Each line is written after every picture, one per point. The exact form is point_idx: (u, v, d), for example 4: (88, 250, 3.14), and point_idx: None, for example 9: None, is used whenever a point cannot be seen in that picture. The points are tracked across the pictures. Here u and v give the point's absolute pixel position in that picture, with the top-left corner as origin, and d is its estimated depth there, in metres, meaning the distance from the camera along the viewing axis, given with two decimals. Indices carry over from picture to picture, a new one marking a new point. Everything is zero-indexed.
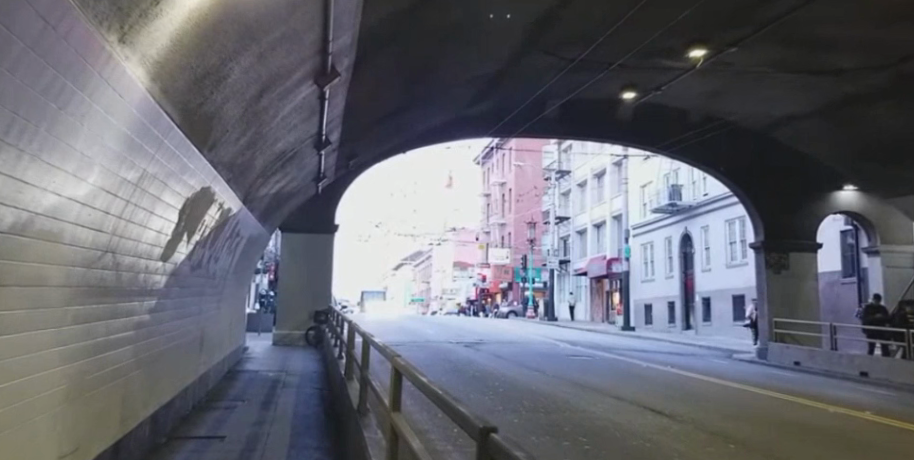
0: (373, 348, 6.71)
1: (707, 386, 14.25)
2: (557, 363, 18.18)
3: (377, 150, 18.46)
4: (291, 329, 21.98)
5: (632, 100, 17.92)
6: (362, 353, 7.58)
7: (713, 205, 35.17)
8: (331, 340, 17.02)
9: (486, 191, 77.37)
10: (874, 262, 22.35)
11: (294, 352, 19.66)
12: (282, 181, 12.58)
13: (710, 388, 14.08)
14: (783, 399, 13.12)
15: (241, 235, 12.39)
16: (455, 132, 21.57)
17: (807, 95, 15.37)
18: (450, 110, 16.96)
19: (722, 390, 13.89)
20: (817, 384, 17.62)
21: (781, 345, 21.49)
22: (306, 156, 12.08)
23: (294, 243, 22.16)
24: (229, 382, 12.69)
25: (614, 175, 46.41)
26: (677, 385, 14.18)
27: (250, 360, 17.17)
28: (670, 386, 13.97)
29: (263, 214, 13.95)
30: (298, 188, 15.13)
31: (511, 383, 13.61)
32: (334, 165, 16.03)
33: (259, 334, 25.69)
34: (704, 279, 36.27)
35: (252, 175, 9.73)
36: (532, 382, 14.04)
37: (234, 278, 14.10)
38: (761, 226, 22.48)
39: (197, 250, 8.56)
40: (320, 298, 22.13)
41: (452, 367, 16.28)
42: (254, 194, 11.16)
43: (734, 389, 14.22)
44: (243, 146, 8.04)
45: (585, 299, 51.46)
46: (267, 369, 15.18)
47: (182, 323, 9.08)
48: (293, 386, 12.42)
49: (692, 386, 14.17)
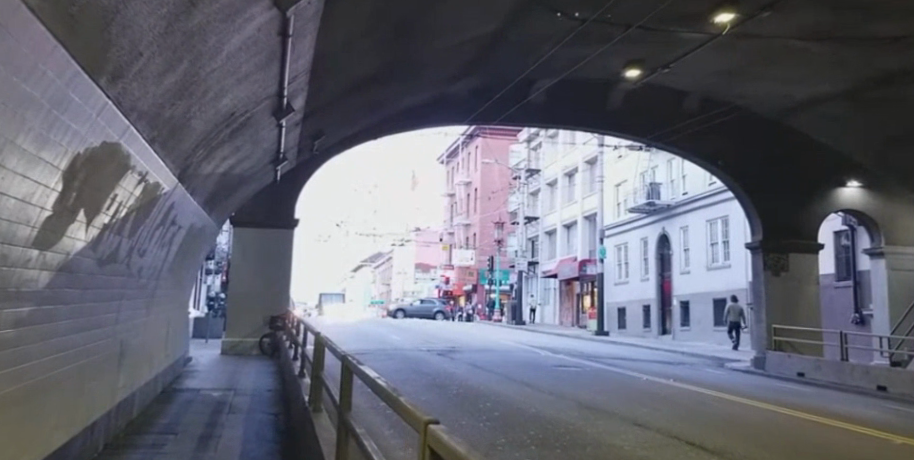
0: (374, 390, 4.51)
1: (731, 407, 12.42)
2: (546, 376, 16.15)
3: (344, 132, 16.33)
4: (241, 337, 19.49)
5: (633, 81, 16.04)
6: (342, 381, 5.38)
7: (693, 205, 33.55)
8: (289, 350, 14.72)
9: (450, 191, 75.48)
10: (878, 266, 20.57)
11: (245, 363, 17.32)
12: (232, 157, 10.31)
13: (734, 409, 12.25)
14: (824, 424, 11.43)
15: (178, 225, 10.07)
16: (431, 117, 19.60)
17: (837, 72, 13.61)
18: (429, 85, 14.91)
19: (748, 412, 12.06)
20: (832, 400, 15.90)
21: (781, 354, 19.76)
22: (263, 126, 9.86)
23: (247, 239, 19.80)
24: (160, 408, 10.36)
25: (585, 173, 44.79)
26: (695, 405, 12.32)
27: (193, 374, 14.84)
28: (688, 407, 12.02)
29: (208, 201, 11.68)
30: (253, 172, 12.89)
31: (508, 404, 11.53)
32: (296, 145, 13.83)
33: (207, 340, 23.20)
34: (681, 282, 34.70)
35: (189, 141, 7.50)
36: (527, 401, 11.98)
37: (171, 277, 11.78)
38: (759, 225, 20.69)
39: (106, 237, 6.31)
40: (277, 302, 19.76)
41: (430, 383, 14.14)
42: (195, 169, 8.91)
43: (760, 410, 12.44)
44: (173, 92, 5.80)
45: (553, 302, 49.79)
46: (212, 387, 12.85)
47: (87, 339, 6.86)
48: (242, 412, 10.17)
49: (713, 407, 12.29)
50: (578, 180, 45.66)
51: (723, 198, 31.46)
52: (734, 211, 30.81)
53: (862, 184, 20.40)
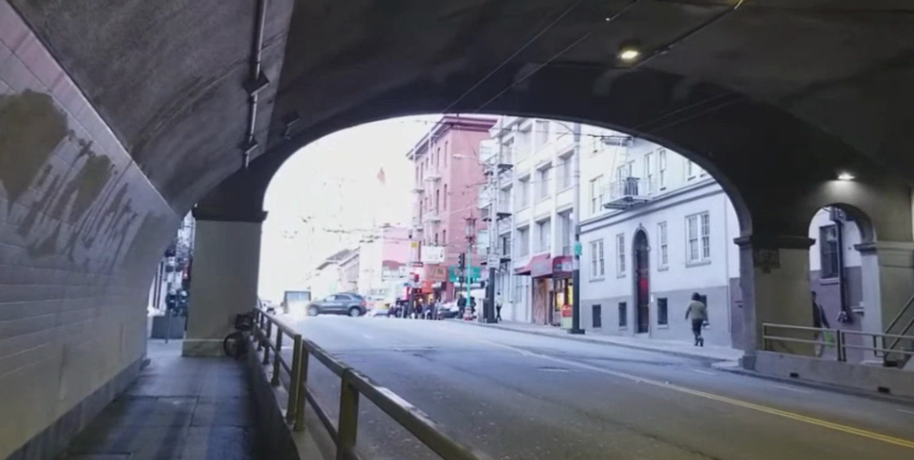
0: (418, 427, 3.47)
1: (741, 415, 11.62)
2: (534, 378, 15.12)
3: (319, 117, 15.21)
4: (204, 337, 18.17)
5: (629, 63, 15.35)
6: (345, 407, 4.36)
7: (671, 200, 32.86)
8: (258, 352, 13.52)
9: (419, 187, 74.49)
10: (870, 262, 20.11)
11: (209, 366, 16.06)
12: (195, 135, 9.13)
13: (747, 418, 11.42)
14: (850, 435, 10.67)
15: (132, 213, 8.86)
16: (411, 105, 18.56)
17: (846, 53, 12.82)
18: (412, 64, 13.84)
19: (762, 421, 11.25)
20: (833, 402, 15.11)
21: (772, 354, 19.00)
22: (232, 97, 8.69)
23: (209, 232, 18.50)
24: (112, 421, 9.15)
25: (559, 168, 44.09)
26: (703, 413, 11.46)
27: (151, 379, 13.57)
28: (699, 415, 11.18)
29: (167, 188, 10.48)
30: (219, 156, 11.71)
31: (507, 414, 10.56)
32: (266, 128, 12.64)
33: (166, 341, 21.81)
34: (658, 279, 34.02)
35: (144, 108, 6.33)
36: (524, 409, 11.02)
37: (124, 272, 10.53)
38: (749, 219, 19.86)
39: (40, 218, 5.18)
40: (242, 300, 18.49)
41: (413, 388, 13.05)
42: (152, 146, 7.74)
43: (773, 419, 11.65)
44: (122, 37, 4.66)
45: (525, 300, 49.01)
46: (171, 395, 11.65)
47: (18, 344, 5.66)
48: (207, 426, 8.98)
49: (722, 415, 11.47)
50: (552, 176, 44.91)
51: (702, 193, 30.79)
52: (714, 206, 30.13)
53: (854, 177, 19.83)
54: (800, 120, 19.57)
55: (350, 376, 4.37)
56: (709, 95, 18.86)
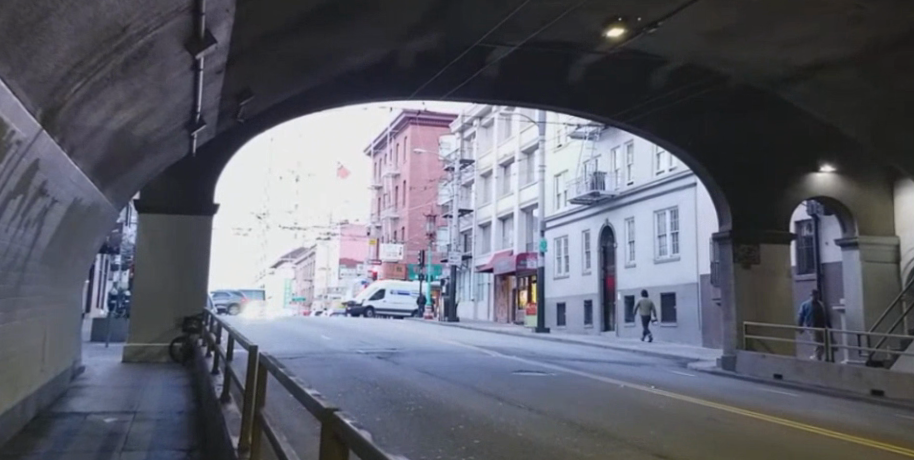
0: None
1: (749, 429, 10.67)
2: (512, 384, 13.97)
3: (276, 98, 13.91)
4: (149, 342, 16.64)
5: (614, 43, 14.46)
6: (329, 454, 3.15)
7: (639, 195, 32.08)
8: (207, 359, 12.11)
9: (376, 183, 73.14)
10: (851, 256, 19.41)
11: (151, 374, 14.57)
12: (129, 106, 7.79)
13: (754, 431, 10.50)
14: (873, 448, 9.77)
15: (51, 198, 7.49)
16: (375, 90, 17.33)
17: (847, 29, 11.97)
18: (380, 37, 12.63)
19: (773, 435, 10.30)
20: (825, 405, 14.27)
21: (753, 355, 18.15)
22: (171, 61, 7.40)
23: (155, 227, 16.96)
24: (27, 446, 7.74)
25: (522, 163, 43.21)
26: (707, 428, 10.48)
27: (84, 391, 12.09)
28: (704, 431, 10.21)
29: (98, 171, 9.09)
30: (160, 137, 10.34)
31: (496, 433, 9.44)
32: (216, 107, 11.30)
33: (106, 345, 20.14)
34: (625, 276, 33.21)
35: (51, 58, 5.03)
36: (518, 427, 9.95)
37: (44, 269, 9.09)
38: (728, 214, 19.02)
39: None
40: (191, 302, 16.97)
41: (383, 399, 11.80)
42: (68, 117, 6.40)
43: (780, 432, 10.74)
44: None
45: (487, 298, 48.01)
46: (104, 412, 10.19)
47: None
48: (141, 451, 7.61)
49: (729, 430, 10.51)
50: (515, 171, 44.07)
51: (671, 188, 30.01)
52: (683, 202, 29.39)
53: (836, 169, 19.07)
54: (783, 107, 18.73)
55: (339, 422, 3.08)
56: (689, 81, 17.98)
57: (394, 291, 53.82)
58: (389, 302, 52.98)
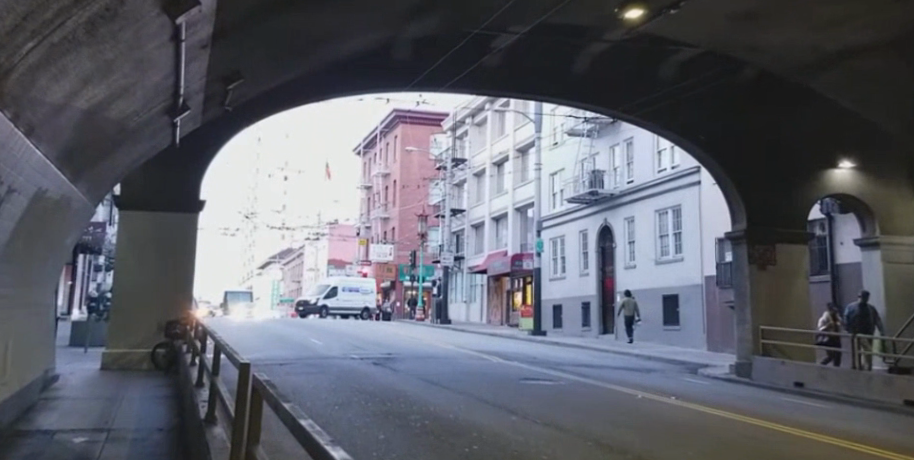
0: None
1: (794, 451, 9.67)
2: (522, 395, 12.93)
3: (268, 85, 12.83)
4: (130, 347, 15.48)
5: (631, 25, 13.46)
6: None
7: (639, 194, 31.13)
8: (191, 369, 10.99)
9: (366, 183, 72.07)
10: (871, 257, 18.52)
11: (130, 383, 13.44)
12: (100, 81, 6.72)
13: (801, 453, 9.50)
14: None
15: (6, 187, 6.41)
16: (371, 82, 16.32)
17: (889, 9, 11.03)
18: (381, 17, 11.59)
19: (823, 457, 9.32)
20: (857, 416, 13.33)
21: (770, 361, 17.19)
22: (147, 28, 6.34)
23: (135, 224, 15.82)
24: None
25: (517, 161, 42.20)
26: (755, 451, 9.42)
27: (54, 404, 10.95)
28: (749, 455, 9.16)
29: (67, 159, 8.01)
30: (139, 123, 9.26)
31: (517, 456, 8.38)
32: (202, 90, 10.25)
33: (84, 350, 18.95)
34: (625, 277, 32.26)
35: None
36: (542, 448, 8.91)
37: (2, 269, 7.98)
38: (742, 211, 18.13)
39: None
40: (176, 305, 15.83)
41: (385, 413, 10.71)
42: (19, 87, 5.32)
43: (828, 452, 9.74)
44: None
45: (479, 299, 47.02)
46: (72, 431, 9.08)
47: None
48: None
49: (777, 452, 9.47)
50: (509, 169, 43.08)
51: (674, 187, 29.04)
52: (686, 202, 28.44)
53: (856, 165, 18.14)
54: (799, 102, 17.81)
55: None
56: None
57: (342, 288, 53.39)
58: (341, 300, 52.58)
